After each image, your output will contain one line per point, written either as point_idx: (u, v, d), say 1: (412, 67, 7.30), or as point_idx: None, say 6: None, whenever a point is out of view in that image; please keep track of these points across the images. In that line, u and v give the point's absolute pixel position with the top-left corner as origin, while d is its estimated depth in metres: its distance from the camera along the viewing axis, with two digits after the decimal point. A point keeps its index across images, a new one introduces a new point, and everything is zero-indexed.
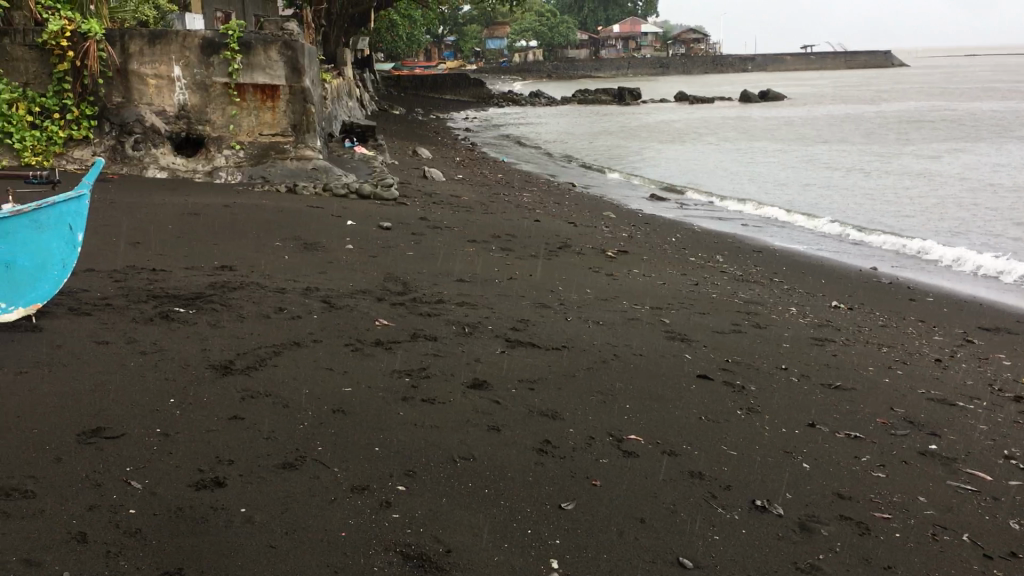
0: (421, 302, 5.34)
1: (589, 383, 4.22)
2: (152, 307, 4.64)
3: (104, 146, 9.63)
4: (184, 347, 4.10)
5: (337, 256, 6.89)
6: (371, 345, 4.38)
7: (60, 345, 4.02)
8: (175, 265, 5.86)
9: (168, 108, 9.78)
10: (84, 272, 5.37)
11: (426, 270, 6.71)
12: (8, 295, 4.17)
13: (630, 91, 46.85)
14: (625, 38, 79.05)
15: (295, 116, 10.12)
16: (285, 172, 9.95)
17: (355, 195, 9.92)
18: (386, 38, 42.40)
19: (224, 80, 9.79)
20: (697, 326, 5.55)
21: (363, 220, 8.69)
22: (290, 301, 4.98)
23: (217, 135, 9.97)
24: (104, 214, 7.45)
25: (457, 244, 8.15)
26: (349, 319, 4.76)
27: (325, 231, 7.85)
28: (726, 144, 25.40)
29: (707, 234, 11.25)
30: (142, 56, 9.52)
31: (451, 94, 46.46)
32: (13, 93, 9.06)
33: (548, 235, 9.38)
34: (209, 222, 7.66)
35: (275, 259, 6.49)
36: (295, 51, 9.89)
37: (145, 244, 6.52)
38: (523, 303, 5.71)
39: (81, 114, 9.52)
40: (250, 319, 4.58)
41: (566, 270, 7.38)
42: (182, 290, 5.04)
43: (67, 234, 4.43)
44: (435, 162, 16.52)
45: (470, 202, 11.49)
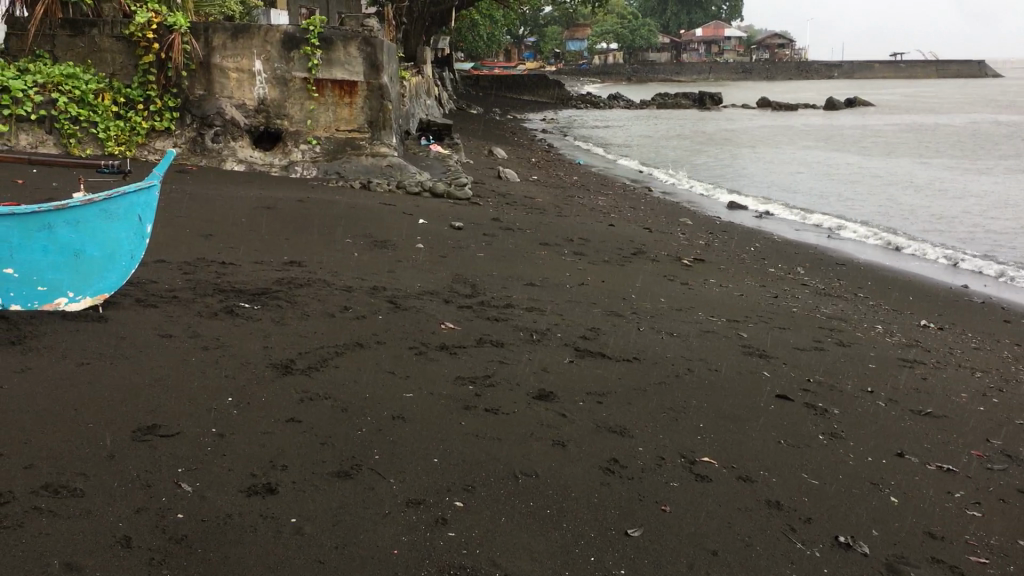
0: (489, 306, 5.18)
1: (661, 399, 4.00)
2: (217, 302, 4.59)
3: (184, 138, 9.74)
4: (246, 344, 4.03)
5: (406, 255, 6.79)
6: (435, 349, 4.25)
7: (124, 337, 3.98)
8: (245, 259, 5.83)
9: (247, 101, 9.84)
10: (154, 262, 5.38)
11: (496, 272, 6.57)
12: (75, 283, 4.19)
13: (711, 96, 46.15)
14: (707, 42, 78.02)
15: (373, 113, 10.06)
16: (359, 168, 9.94)
17: (429, 194, 9.85)
18: (467, 38, 42.60)
19: (303, 75, 9.80)
20: (776, 342, 5.29)
21: (436, 219, 8.60)
22: (356, 300, 4.89)
23: (295, 130, 9.98)
24: (181, 206, 7.51)
25: (529, 246, 7.99)
26: (414, 321, 4.64)
27: (397, 229, 7.78)
28: (810, 152, 24.75)
29: (788, 244, 10.88)
30: (225, 50, 9.60)
31: (529, 94, 46.40)
32: (100, 84, 9.32)
33: (623, 240, 9.16)
34: (282, 216, 7.66)
35: (345, 256, 6.43)
36: (375, 47, 9.84)
37: (217, 237, 6.53)
38: (594, 311, 5.52)
39: (163, 105, 9.61)
40: (314, 318, 4.49)
41: (640, 278, 7.15)
42: (249, 285, 4.99)
43: (136, 225, 4.40)
44: (510, 162, 16.41)
45: (545, 204, 11.33)
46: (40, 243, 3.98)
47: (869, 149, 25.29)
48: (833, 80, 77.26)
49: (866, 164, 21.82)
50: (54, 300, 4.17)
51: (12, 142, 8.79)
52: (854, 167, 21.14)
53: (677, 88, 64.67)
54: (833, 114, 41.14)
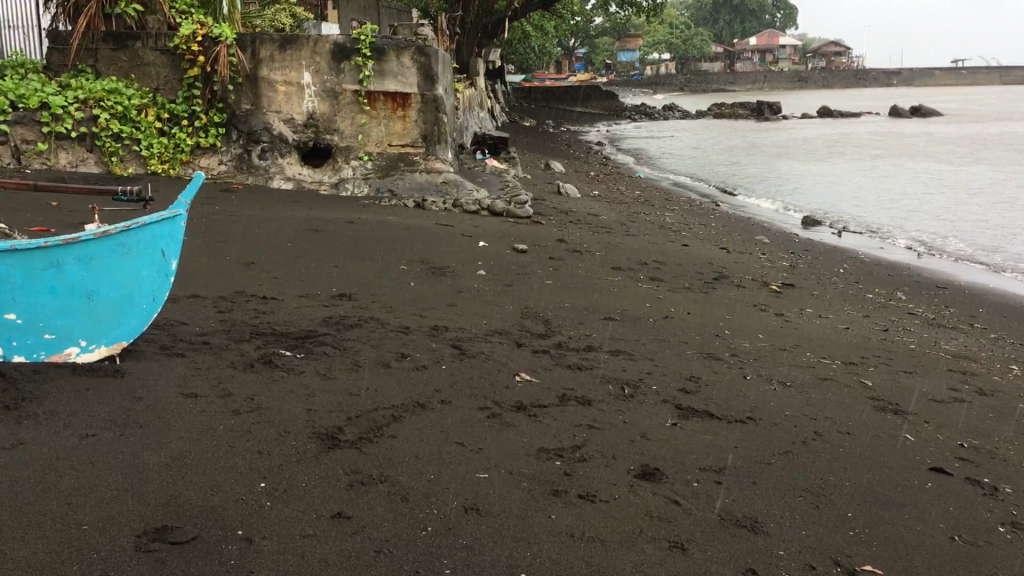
0: (568, 350, 4.46)
1: (792, 477, 3.22)
2: (254, 349, 3.92)
3: (230, 155, 9.16)
4: (285, 407, 3.35)
5: (467, 285, 6.10)
6: (511, 410, 3.52)
7: (142, 398, 3.33)
8: (289, 292, 5.20)
9: (296, 116, 9.25)
10: (187, 298, 4.77)
11: (570, 304, 5.86)
12: (88, 330, 3.57)
13: (770, 105, 45.01)
14: (762, 51, 76.82)
15: (427, 126, 9.39)
16: (413, 186, 9.24)
17: (488, 212, 9.13)
18: (518, 50, 42.15)
19: (354, 87, 9.18)
20: (907, 391, 4.48)
21: (497, 240, 7.92)
22: (415, 345, 4.18)
23: (345, 145, 9.34)
24: (225, 229, 6.96)
25: (600, 272, 7.27)
26: (483, 371, 3.92)
27: (456, 253, 7.11)
28: (882, 161, 23.64)
29: (880, 264, 9.99)
30: (273, 62, 9.03)
31: (582, 105, 45.69)
32: (144, 99, 8.81)
33: (701, 262, 8.39)
34: (333, 240, 7.06)
35: (400, 286, 5.77)
36: (429, 57, 9.20)
37: (259, 265, 5.92)
38: (687, 353, 4.76)
39: (208, 121, 9.06)
40: (365, 370, 3.80)
41: (730, 309, 6.36)
42: (292, 326, 4.33)
43: (159, 261, 3.72)
44: (568, 177, 15.71)
45: (611, 222, 10.59)
46: (46, 284, 3.36)
47: (943, 158, 24.11)
48: (891, 88, 75.39)
49: (943, 173, 20.69)
50: (64, 350, 3.55)
51: (52, 161, 8.45)
52: (930, 177, 20.03)
53: (730, 96, 63.37)
54: (899, 123, 39.70)
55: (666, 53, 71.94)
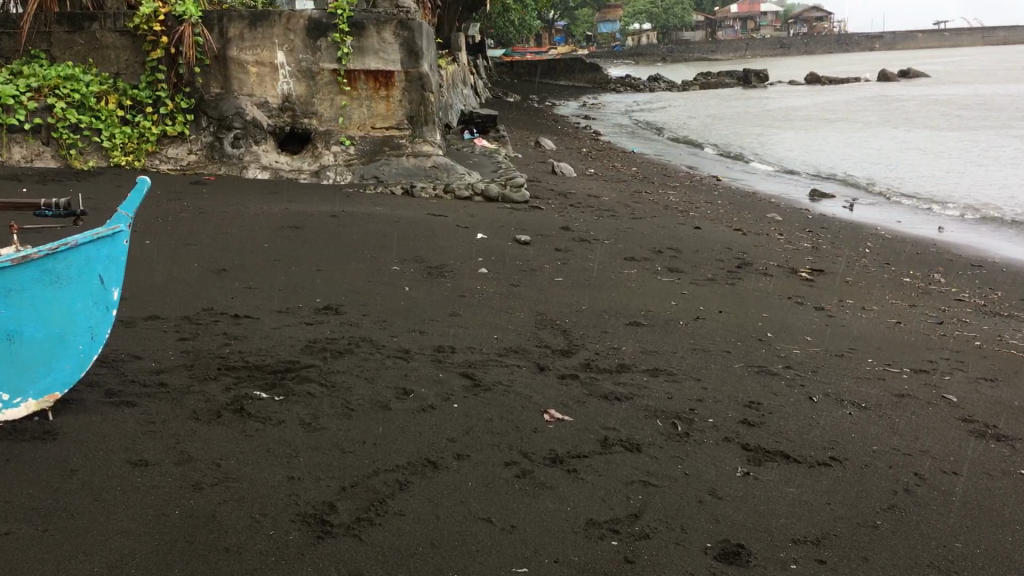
0: (598, 372, 3.76)
1: (909, 548, 2.52)
2: (223, 393, 3.17)
3: (200, 143, 8.34)
4: (260, 476, 2.62)
5: (468, 287, 5.38)
6: (545, 465, 2.82)
7: (77, 470, 2.59)
8: (265, 307, 4.47)
9: (271, 99, 8.46)
10: (145, 321, 4.03)
11: (587, 307, 5.16)
12: (10, 380, 2.79)
13: (755, 74, 44.15)
14: (743, 19, 75.95)
15: (413, 107, 8.64)
16: (401, 171, 8.43)
17: (481, 198, 8.35)
18: (498, 25, 41.05)
19: (332, 66, 8.38)
20: (999, 407, 3.80)
21: (497, 231, 7.18)
22: (418, 377, 3.46)
23: (325, 129, 8.57)
24: (193, 230, 6.20)
25: (613, 263, 6.56)
26: (504, 410, 3.22)
27: (452, 249, 6.38)
28: (880, 127, 22.94)
29: (902, 240, 9.33)
30: (243, 41, 8.22)
31: (566, 78, 44.64)
32: (103, 86, 8.01)
33: (718, 247, 7.69)
34: (316, 237, 6.32)
35: (394, 293, 5.05)
36: (413, 30, 8.37)
37: (232, 272, 5.18)
38: (735, 367, 4.06)
39: (176, 107, 8.26)
40: (359, 416, 3.08)
41: (763, 304, 5.67)
42: (269, 356, 3.59)
43: (97, 290, 2.92)
44: (560, 154, 14.93)
45: (613, 203, 9.87)
46: None
47: (940, 121, 23.47)
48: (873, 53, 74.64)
49: (943, 138, 20.05)
50: None
51: (5, 156, 7.66)
52: (931, 142, 19.37)
53: (713, 65, 62.43)
54: (888, 87, 38.97)
55: (646, 23, 71.02)
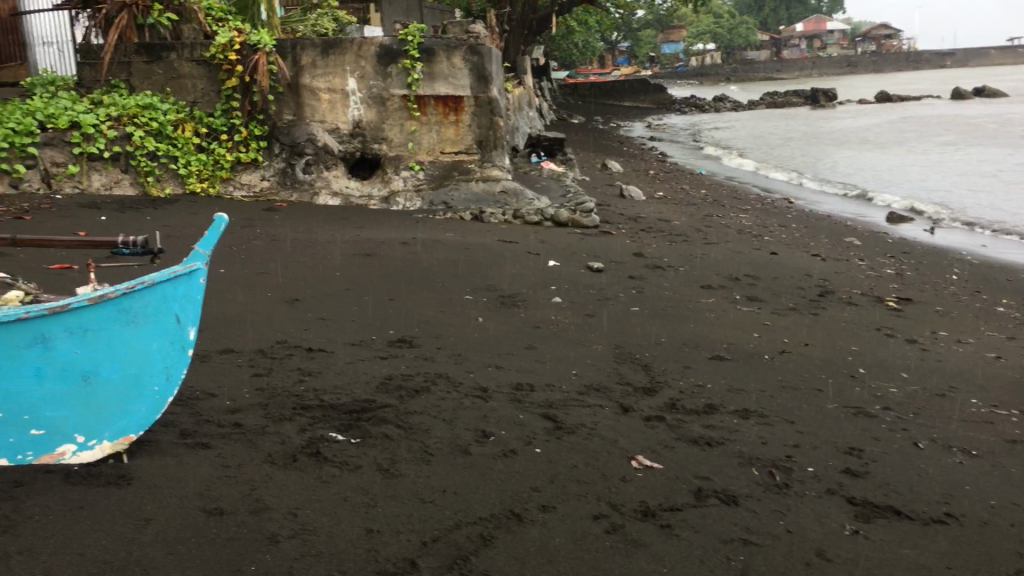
0: (685, 413, 3.57)
1: None
2: (298, 435, 3.07)
3: (273, 170, 8.36)
4: (338, 528, 2.51)
5: (544, 317, 5.23)
6: (636, 519, 2.65)
7: (152, 518, 2.50)
8: (339, 340, 4.39)
9: (342, 125, 8.44)
10: (220, 354, 3.98)
11: (667, 340, 4.97)
12: (87, 422, 2.74)
13: (824, 92, 43.33)
14: (811, 37, 74.84)
15: (482, 131, 8.51)
16: (470, 197, 8.32)
17: (551, 223, 8.21)
18: (563, 47, 41.07)
19: (403, 92, 8.33)
20: None
21: (569, 258, 7.03)
22: (498, 419, 3.32)
23: (395, 154, 8.51)
24: (266, 258, 6.18)
25: (690, 292, 6.35)
26: (590, 456, 3.06)
27: (525, 277, 6.25)
28: (958, 146, 22.22)
29: (991, 266, 8.92)
30: (316, 68, 8.25)
31: (631, 98, 44.39)
32: (180, 114, 8.10)
33: (798, 274, 7.42)
34: (387, 265, 6.25)
35: (468, 324, 4.93)
36: (482, 56, 8.32)
37: (305, 302, 5.12)
38: (830, 408, 3.83)
39: (249, 134, 8.30)
40: (438, 461, 2.95)
41: (852, 337, 5.41)
42: (343, 394, 3.49)
43: (173, 329, 2.83)
44: (628, 177, 14.73)
45: (685, 228, 9.65)
46: (30, 364, 2.58)
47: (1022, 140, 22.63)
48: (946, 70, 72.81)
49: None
50: (56, 449, 2.73)
51: (85, 184, 7.70)
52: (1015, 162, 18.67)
53: (780, 84, 61.52)
54: (964, 105, 37.85)
55: (712, 44, 70.43)
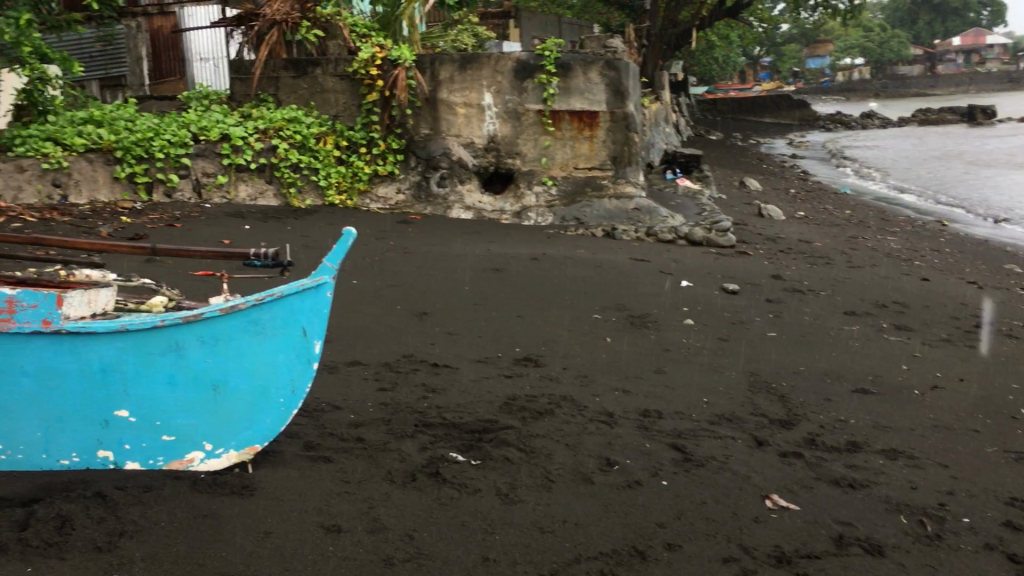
0: (825, 450, 3.35)
1: None
2: (419, 453, 3.02)
3: (408, 183, 8.46)
4: (454, 555, 2.44)
5: (675, 340, 5.06)
6: (770, 565, 2.47)
7: (271, 532, 2.50)
8: (464, 356, 4.34)
9: (476, 140, 8.48)
10: (347, 366, 4.00)
11: (806, 369, 4.70)
12: (214, 431, 2.77)
13: (982, 109, 40.98)
14: (968, 51, 71.07)
15: (617, 147, 8.35)
16: (602, 213, 8.21)
17: (685, 242, 7.98)
18: (702, 62, 40.40)
19: (538, 106, 8.31)
20: None
21: (703, 278, 6.80)
22: (624, 447, 3.19)
23: (528, 169, 8.48)
24: (397, 270, 6.24)
25: (832, 318, 6.03)
26: (720, 492, 2.89)
27: (657, 297, 6.07)
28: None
29: None
30: (453, 83, 8.34)
31: (772, 114, 43.21)
32: (322, 127, 8.31)
33: (951, 303, 6.94)
34: (516, 281, 6.20)
35: (596, 344, 4.81)
36: (619, 71, 8.18)
37: (433, 316, 5.12)
38: (988, 452, 3.52)
39: (387, 148, 8.45)
40: (559, 488, 2.84)
41: (1012, 373, 4.99)
42: (466, 413, 3.43)
43: (300, 343, 2.79)
44: (767, 195, 14.25)
45: (828, 250, 9.22)
46: (165, 371, 2.64)
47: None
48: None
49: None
50: (186, 456, 2.77)
51: (232, 194, 8.00)
52: None
53: (933, 100, 58.65)
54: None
55: (860, 58, 67.86)
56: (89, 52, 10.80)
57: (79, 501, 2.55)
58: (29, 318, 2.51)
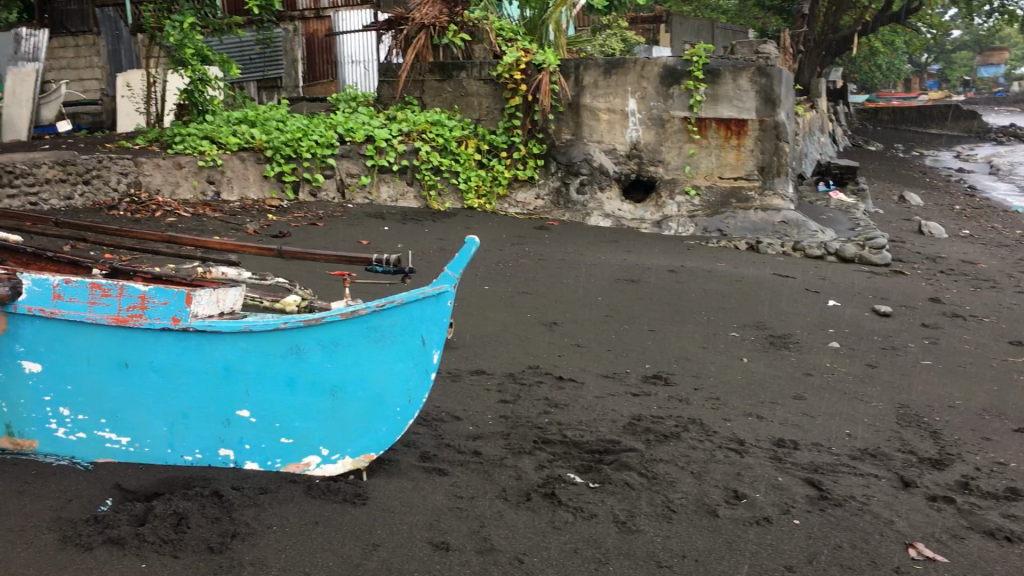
0: (981, 497, 3.03)
1: None
2: (536, 471, 2.92)
3: (548, 188, 8.40)
4: None
5: (817, 364, 4.76)
6: None
7: (379, 545, 2.45)
8: (591, 369, 4.22)
9: (619, 146, 8.34)
10: (471, 374, 3.95)
11: (964, 403, 4.32)
12: (331, 436, 2.75)
13: None
14: None
15: (765, 157, 7.99)
16: (747, 225, 7.86)
17: (834, 257, 7.56)
18: (863, 70, 38.67)
19: (683, 114, 8.07)
20: None
21: (852, 298, 6.41)
22: (754, 479, 2.99)
23: (670, 178, 8.27)
24: (531, 277, 6.16)
25: (996, 348, 5.55)
26: (858, 537, 2.65)
27: (800, 316, 5.76)
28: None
29: None
30: (597, 89, 8.22)
31: (937, 125, 40.90)
32: (465, 131, 8.38)
33: None
34: (652, 293, 6.01)
35: (731, 364, 4.58)
36: (771, 78, 7.78)
37: (563, 326, 5.01)
38: None
39: (528, 152, 8.41)
40: (680, 519, 2.68)
41: None
42: (588, 432, 3.30)
43: (418, 352, 2.74)
44: (929, 211, 13.42)
45: (995, 273, 8.55)
46: (284, 374, 2.63)
47: None
48: None
49: None
50: (302, 459, 2.77)
51: (374, 195, 8.13)
52: None
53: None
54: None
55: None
56: (249, 54, 11.36)
57: (196, 499, 2.57)
58: (159, 315, 2.55)
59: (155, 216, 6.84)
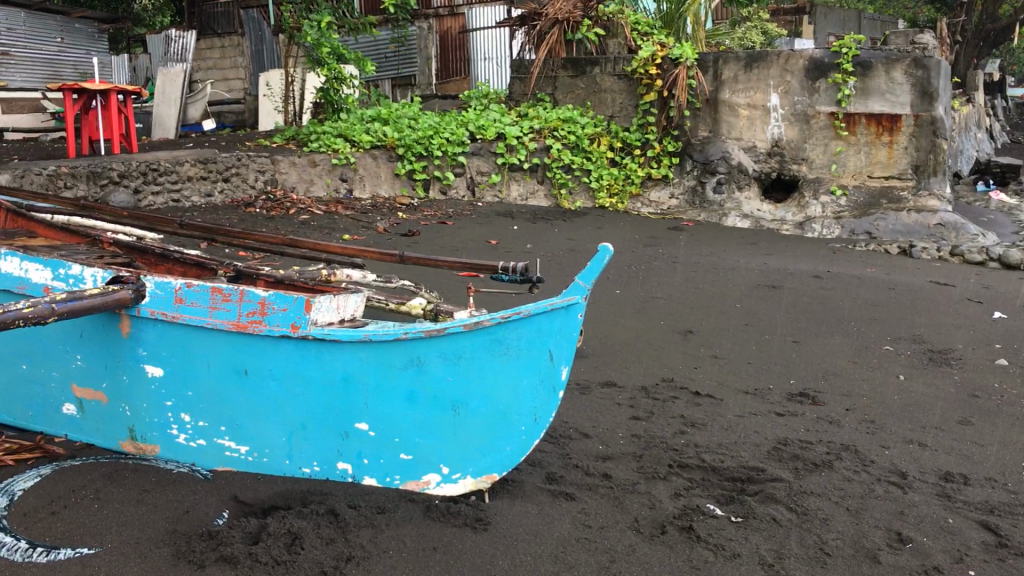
0: None
1: None
2: (672, 500, 2.68)
3: (683, 187, 8.05)
4: None
5: (985, 384, 4.30)
6: None
7: None
8: (731, 385, 3.93)
9: (759, 143, 7.93)
10: (601, 387, 3.73)
11: None
12: (452, 454, 2.56)
13: None
14: None
15: (921, 154, 7.42)
16: (899, 227, 7.23)
17: (997, 264, 6.71)
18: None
19: (830, 109, 7.59)
20: None
21: (1021, 309, 5.80)
22: (920, 521, 2.65)
23: (814, 176, 7.78)
24: (664, 282, 5.87)
25: None
26: None
27: (962, 330, 5.25)
28: None
29: None
30: (737, 83, 7.84)
31: None
32: (597, 128, 8.17)
33: None
34: (795, 301, 5.62)
35: (886, 382, 4.19)
36: (928, 69, 7.25)
37: (700, 335, 4.73)
38: None
39: (663, 150, 8.09)
40: (835, 565, 2.38)
41: None
42: (728, 456, 3.03)
43: (545, 367, 2.53)
44: None
45: None
46: (405, 387, 2.47)
47: None
48: None
49: None
50: (422, 478, 2.59)
51: (504, 194, 7.99)
52: None
53: None
54: None
55: None
56: (384, 53, 11.71)
57: (312, 518, 2.46)
58: (279, 322, 2.45)
59: (289, 214, 6.88)
